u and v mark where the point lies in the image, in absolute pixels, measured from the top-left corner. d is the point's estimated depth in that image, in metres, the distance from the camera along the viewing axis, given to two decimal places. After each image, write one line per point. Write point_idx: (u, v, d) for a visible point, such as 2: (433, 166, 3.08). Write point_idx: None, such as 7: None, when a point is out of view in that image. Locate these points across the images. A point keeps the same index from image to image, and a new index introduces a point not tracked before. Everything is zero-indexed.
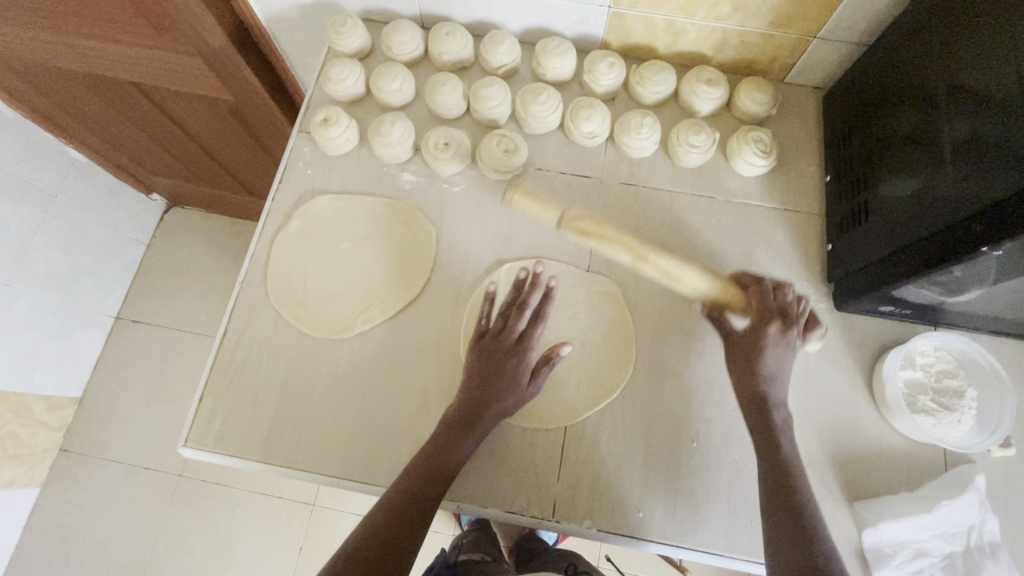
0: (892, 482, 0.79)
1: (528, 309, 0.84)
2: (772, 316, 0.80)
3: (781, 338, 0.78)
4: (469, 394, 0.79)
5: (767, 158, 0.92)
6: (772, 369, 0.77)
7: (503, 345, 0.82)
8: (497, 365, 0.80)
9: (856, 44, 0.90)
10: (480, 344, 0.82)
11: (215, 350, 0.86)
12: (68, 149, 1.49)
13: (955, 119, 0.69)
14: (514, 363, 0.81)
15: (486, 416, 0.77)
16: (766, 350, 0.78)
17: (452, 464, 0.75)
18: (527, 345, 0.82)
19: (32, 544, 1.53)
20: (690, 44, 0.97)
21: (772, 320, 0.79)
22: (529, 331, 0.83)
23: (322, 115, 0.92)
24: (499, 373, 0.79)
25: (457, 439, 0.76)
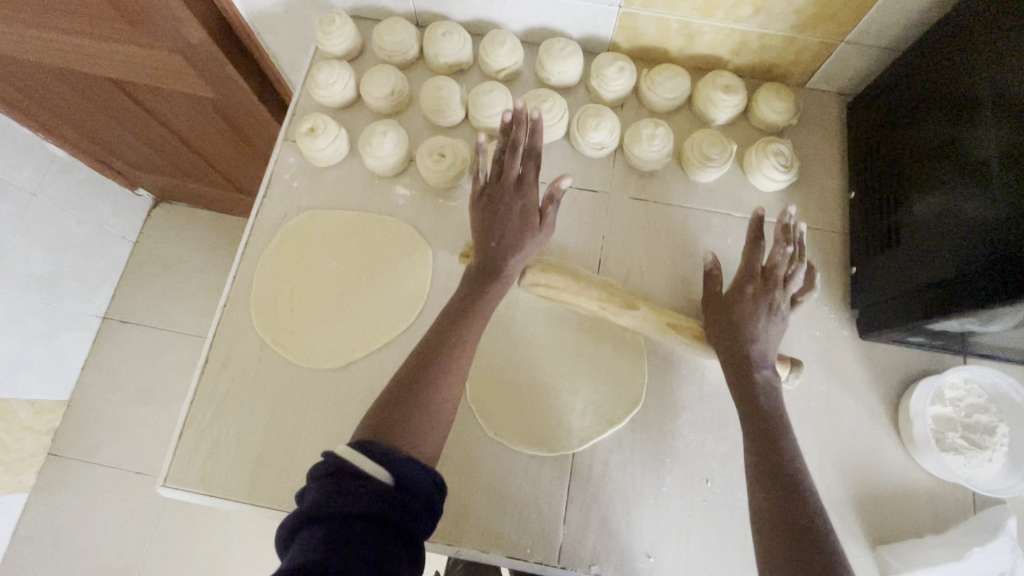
0: (916, 525, 0.74)
1: (522, 148, 0.74)
2: (759, 288, 0.71)
3: (766, 308, 0.70)
4: (484, 233, 0.73)
5: (788, 172, 0.85)
6: (760, 337, 0.70)
7: (505, 187, 0.74)
8: (504, 208, 0.73)
9: (884, 50, 0.84)
10: (480, 192, 0.74)
11: (195, 381, 0.80)
12: (47, 144, 1.40)
13: (994, 137, 0.63)
14: (520, 201, 0.73)
15: (509, 257, 0.72)
16: (750, 326, 0.70)
17: (483, 310, 0.69)
18: (528, 185, 0.74)
19: (21, 553, 1.44)
20: (705, 47, 0.90)
21: (756, 289, 0.71)
22: (526, 174, 0.74)
23: (308, 124, 0.85)
24: (508, 219, 0.73)
25: (484, 286, 0.70)
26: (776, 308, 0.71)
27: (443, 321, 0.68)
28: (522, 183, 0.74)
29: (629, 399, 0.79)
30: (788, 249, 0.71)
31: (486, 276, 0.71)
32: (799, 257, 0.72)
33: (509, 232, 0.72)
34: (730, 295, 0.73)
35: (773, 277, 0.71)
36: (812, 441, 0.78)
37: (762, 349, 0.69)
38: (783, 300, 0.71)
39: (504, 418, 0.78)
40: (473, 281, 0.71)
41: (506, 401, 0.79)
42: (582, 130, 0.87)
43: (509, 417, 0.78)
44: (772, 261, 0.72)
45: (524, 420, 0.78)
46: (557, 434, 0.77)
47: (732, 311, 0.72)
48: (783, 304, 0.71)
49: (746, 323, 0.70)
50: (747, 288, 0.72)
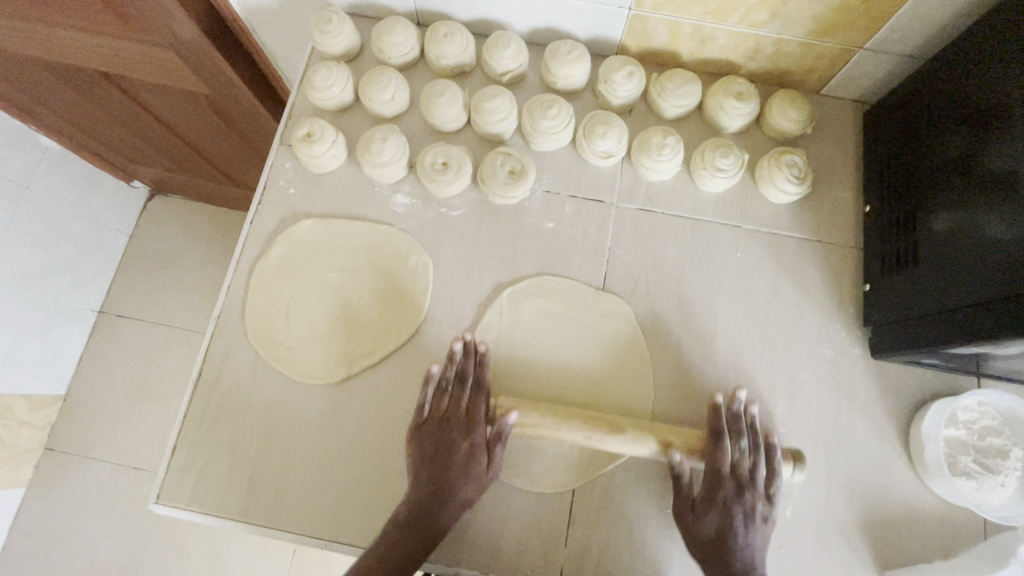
0: (925, 549, 0.73)
1: (471, 380, 0.74)
2: (724, 486, 0.68)
3: (740, 508, 0.68)
4: (428, 481, 0.69)
5: (801, 184, 0.82)
6: (743, 538, 0.67)
7: (455, 423, 0.72)
8: (452, 444, 0.70)
9: (905, 58, 0.80)
10: (429, 426, 0.72)
11: (190, 393, 0.78)
12: (39, 137, 1.36)
13: (1005, 152, 0.62)
14: (473, 441, 0.71)
15: (445, 511, 0.68)
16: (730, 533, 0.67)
17: (430, 542, 0.67)
18: (476, 422, 0.72)
19: (18, 549, 1.43)
20: (718, 52, 0.87)
21: (723, 486, 0.68)
22: (482, 379, 0.74)
23: (305, 129, 0.82)
24: (452, 457, 0.70)
25: (434, 508, 0.68)
26: (753, 512, 0.68)
27: (384, 551, 0.66)
28: (474, 394, 0.73)
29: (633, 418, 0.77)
30: (743, 445, 0.70)
31: (431, 518, 0.68)
32: (756, 447, 0.70)
33: (454, 464, 0.69)
34: (699, 499, 0.69)
35: (738, 473, 0.69)
36: (820, 462, 0.76)
37: (748, 560, 0.66)
38: (759, 501, 0.68)
39: (505, 437, 0.76)
40: (413, 520, 0.67)
41: None
42: (589, 138, 0.84)
43: (512, 437, 0.76)
44: (733, 459, 0.70)
45: (526, 441, 0.76)
46: (559, 456, 0.76)
47: (707, 520, 0.68)
48: (761, 504, 0.68)
49: (721, 531, 0.67)
50: (716, 489, 0.68)
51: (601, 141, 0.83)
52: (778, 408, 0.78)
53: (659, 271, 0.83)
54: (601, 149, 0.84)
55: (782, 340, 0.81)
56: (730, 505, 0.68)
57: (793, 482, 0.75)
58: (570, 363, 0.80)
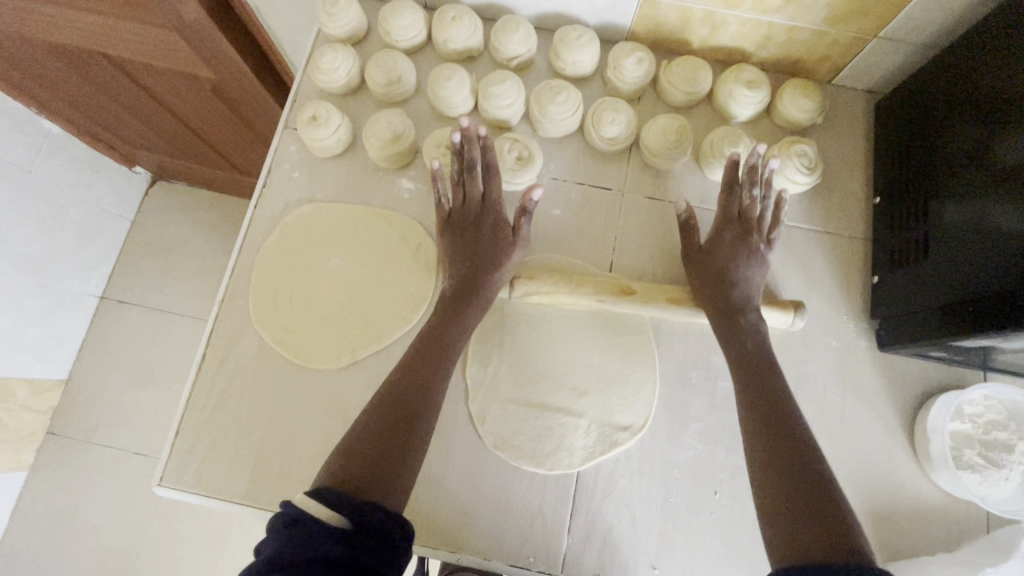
0: (928, 541, 0.73)
1: (482, 166, 0.76)
2: (732, 226, 0.75)
3: (747, 249, 0.74)
4: (462, 251, 0.75)
5: (811, 174, 0.81)
6: (744, 271, 0.73)
7: (474, 209, 0.77)
8: (479, 214, 0.76)
9: (920, 47, 0.79)
10: (454, 212, 0.77)
11: (193, 377, 0.78)
12: (41, 120, 1.35)
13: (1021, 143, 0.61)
14: (496, 217, 0.76)
15: (484, 280, 0.73)
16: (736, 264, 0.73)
17: (462, 322, 0.70)
18: (495, 201, 0.76)
19: (21, 530, 1.44)
20: (729, 39, 0.85)
21: (731, 228, 0.75)
22: (493, 184, 0.77)
23: (310, 111, 0.81)
24: (482, 231, 0.75)
25: (462, 302, 0.71)
26: (755, 248, 0.75)
27: (413, 366, 0.65)
28: (489, 177, 0.77)
29: (636, 407, 0.77)
30: (754, 190, 0.75)
31: (465, 282, 0.73)
32: (767, 187, 0.75)
33: (484, 242, 0.75)
34: (710, 242, 0.75)
35: (745, 219, 0.76)
36: (824, 454, 0.76)
37: (749, 280, 0.73)
38: (761, 243, 0.75)
39: (509, 425, 0.76)
40: (448, 302, 0.72)
41: (512, 407, 0.77)
42: (597, 125, 0.83)
43: (515, 425, 0.76)
44: (743, 199, 0.76)
45: (530, 429, 0.76)
46: (564, 445, 0.75)
47: (716, 262, 0.74)
48: (762, 245, 0.75)
49: (728, 268, 0.73)
50: (728, 232, 0.75)
51: (609, 128, 0.83)
52: None
53: (666, 261, 0.83)
54: (608, 137, 0.83)
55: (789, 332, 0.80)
56: (735, 241, 0.74)
57: None
58: (574, 353, 0.79)
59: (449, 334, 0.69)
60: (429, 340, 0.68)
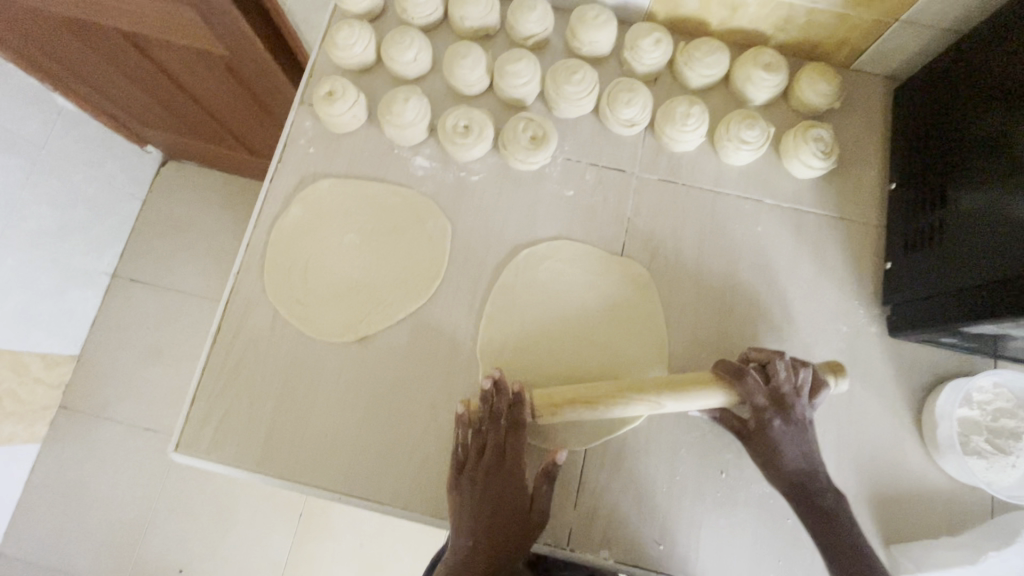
0: (932, 525, 0.73)
1: (504, 418, 0.71)
2: (768, 418, 0.68)
3: (792, 430, 0.68)
4: (482, 506, 0.69)
5: (826, 159, 0.81)
6: (796, 452, 0.68)
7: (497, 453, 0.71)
8: (496, 457, 0.70)
9: (942, 31, 0.78)
10: (472, 462, 0.71)
11: (207, 349, 0.79)
12: (55, 96, 1.36)
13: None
14: (516, 443, 0.71)
15: (524, 525, 0.69)
16: (788, 454, 0.68)
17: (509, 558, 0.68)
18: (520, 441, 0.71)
19: (35, 500, 1.47)
20: (748, 21, 0.85)
21: (770, 424, 0.68)
22: (513, 404, 0.71)
23: (327, 87, 0.81)
24: (513, 482, 0.70)
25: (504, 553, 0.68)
26: (802, 420, 0.69)
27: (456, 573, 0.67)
28: (510, 409, 0.71)
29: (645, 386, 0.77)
30: (784, 370, 0.68)
31: (500, 519, 0.68)
32: (794, 369, 0.69)
33: (502, 477, 0.70)
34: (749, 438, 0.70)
35: (787, 408, 0.68)
36: (831, 438, 0.76)
37: (800, 456, 0.68)
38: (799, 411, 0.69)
39: None
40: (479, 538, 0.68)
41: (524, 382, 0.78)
42: (613, 105, 0.82)
43: None
44: (776, 378, 0.68)
45: None
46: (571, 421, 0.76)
47: (756, 452, 0.69)
48: (807, 411, 0.69)
49: (783, 473, 0.67)
50: (767, 420, 0.68)
51: (625, 109, 0.82)
52: None
53: (678, 243, 0.83)
54: (625, 118, 0.83)
55: (799, 317, 0.80)
56: (784, 431, 0.68)
57: None
58: (583, 331, 0.80)
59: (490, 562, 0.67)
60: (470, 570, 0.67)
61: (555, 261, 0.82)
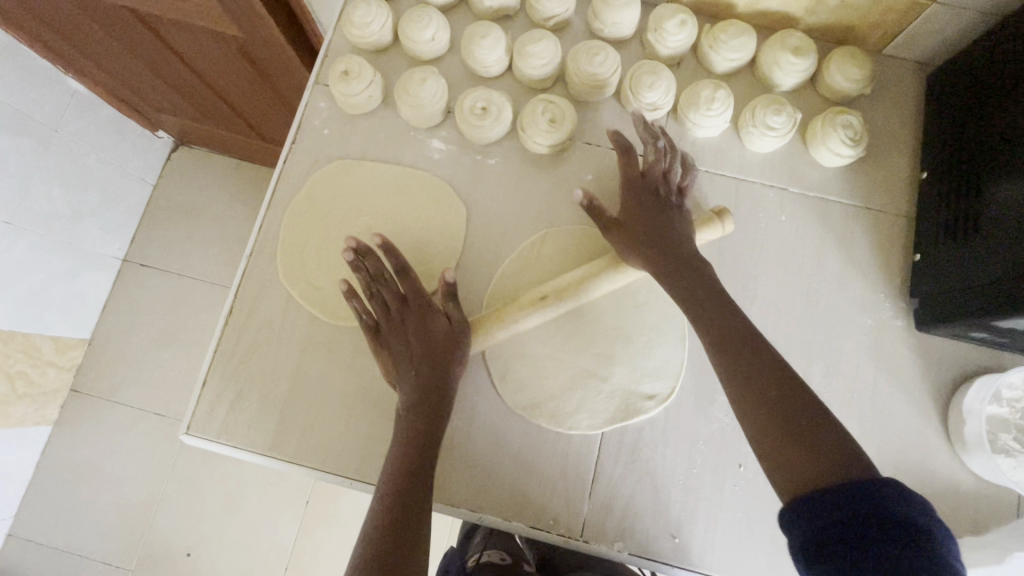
0: (957, 525, 0.72)
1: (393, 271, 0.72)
2: (650, 191, 0.72)
3: (668, 209, 0.72)
4: (405, 351, 0.69)
5: (856, 147, 0.78)
6: (679, 229, 0.70)
7: (394, 306, 0.71)
8: (397, 306, 0.71)
9: (982, 14, 0.75)
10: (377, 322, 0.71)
11: (219, 332, 0.78)
12: (67, 78, 1.35)
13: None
14: (413, 289, 0.71)
15: (436, 370, 0.67)
16: (669, 224, 0.70)
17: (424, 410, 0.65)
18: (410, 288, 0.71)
19: (47, 482, 1.48)
20: (777, 3, 0.82)
21: (646, 191, 0.72)
22: (391, 252, 0.72)
23: (342, 66, 0.80)
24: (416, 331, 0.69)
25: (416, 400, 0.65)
26: (675, 201, 0.73)
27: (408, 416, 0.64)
28: (386, 261, 0.72)
29: (664, 376, 0.76)
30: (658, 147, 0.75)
31: (421, 352, 0.67)
32: (669, 148, 0.75)
33: (414, 320, 0.70)
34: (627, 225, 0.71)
35: (659, 187, 0.73)
36: (854, 433, 0.74)
37: (682, 230, 0.70)
38: (675, 195, 0.73)
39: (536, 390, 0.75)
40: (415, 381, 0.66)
41: (539, 370, 0.76)
42: (636, 88, 0.80)
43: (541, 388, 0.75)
44: (646, 161, 0.74)
45: (555, 391, 0.75)
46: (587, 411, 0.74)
47: (638, 231, 0.70)
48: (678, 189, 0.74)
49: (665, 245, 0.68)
50: (645, 201, 0.72)
51: (649, 92, 0.80)
52: (814, 375, 0.76)
53: None
54: (648, 102, 0.81)
55: (823, 309, 0.78)
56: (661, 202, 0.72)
57: None
58: (602, 317, 0.78)
59: (433, 397, 0.66)
60: (417, 404, 0.65)
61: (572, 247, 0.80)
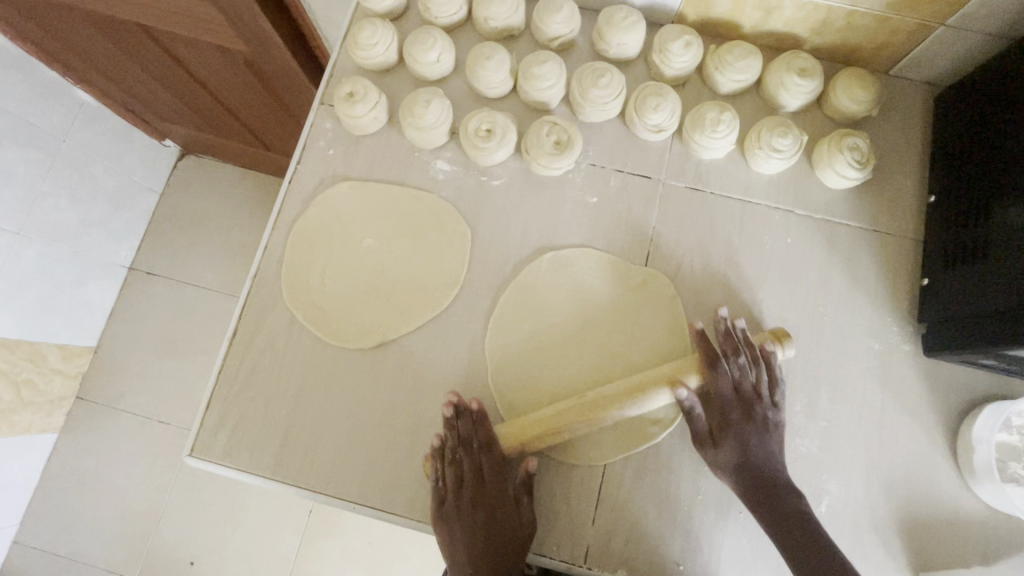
0: (965, 554, 0.71)
1: (477, 443, 0.71)
2: (735, 394, 0.69)
3: (754, 427, 0.68)
4: (469, 522, 0.69)
5: (862, 169, 0.78)
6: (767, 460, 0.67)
7: (470, 478, 0.70)
8: (476, 481, 0.70)
9: (990, 37, 0.74)
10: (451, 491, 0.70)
11: (223, 350, 0.78)
12: (76, 90, 1.36)
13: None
14: (494, 464, 0.70)
15: (495, 565, 0.67)
16: (751, 439, 0.68)
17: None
18: (499, 472, 0.70)
19: (51, 489, 1.49)
20: (783, 24, 0.81)
21: (739, 411, 0.68)
22: (489, 430, 0.71)
23: (347, 87, 0.80)
24: (490, 508, 0.69)
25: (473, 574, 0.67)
26: (764, 420, 0.69)
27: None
28: (476, 431, 0.71)
29: (668, 401, 0.75)
30: (743, 359, 0.70)
31: (495, 538, 0.68)
32: (757, 353, 0.71)
33: (490, 495, 0.69)
34: (715, 426, 0.69)
35: (748, 394, 0.69)
36: (860, 459, 0.74)
37: (772, 458, 0.67)
38: (769, 411, 0.69)
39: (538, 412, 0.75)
40: (481, 565, 0.67)
41: (541, 390, 0.76)
42: (640, 109, 0.80)
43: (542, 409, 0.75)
44: (734, 368, 0.70)
45: None
46: (590, 433, 0.74)
47: (730, 446, 0.67)
48: (770, 412, 0.69)
49: (743, 459, 0.67)
50: (729, 411, 0.69)
51: (654, 114, 0.80)
52: (820, 400, 0.75)
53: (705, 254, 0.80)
54: (653, 123, 0.80)
55: (828, 332, 0.78)
56: (740, 413, 0.69)
57: (830, 476, 0.73)
58: (605, 341, 0.77)
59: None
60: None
61: (573, 268, 0.80)
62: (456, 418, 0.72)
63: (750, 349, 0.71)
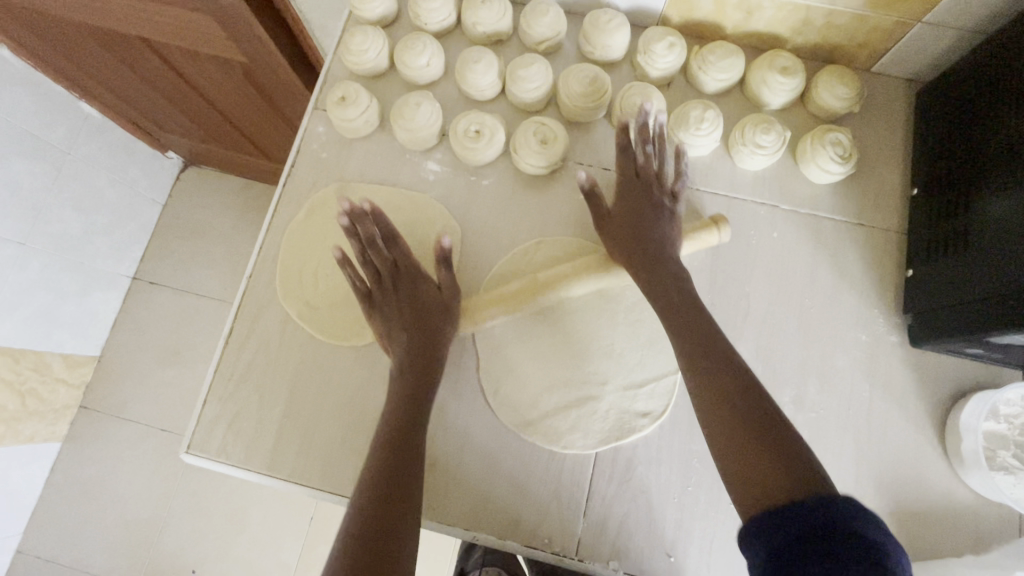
0: (957, 544, 0.71)
1: (378, 237, 0.76)
2: (639, 184, 0.75)
3: (654, 205, 0.74)
4: (394, 313, 0.73)
5: (845, 164, 0.79)
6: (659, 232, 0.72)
7: (385, 277, 0.75)
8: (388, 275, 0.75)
9: (966, 32, 0.76)
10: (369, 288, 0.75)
11: (220, 349, 0.80)
12: (80, 103, 1.39)
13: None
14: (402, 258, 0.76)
15: (422, 349, 0.71)
16: (650, 218, 0.73)
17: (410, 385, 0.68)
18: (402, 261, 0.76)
19: (55, 498, 1.50)
20: (764, 24, 0.83)
21: (639, 194, 0.74)
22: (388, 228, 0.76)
23: (340, 92, 0.82)
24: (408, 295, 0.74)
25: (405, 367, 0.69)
26: (663, 207, 0.74)
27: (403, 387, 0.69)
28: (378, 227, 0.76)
29: (658, 395, 0.76)
30: (649, 147, 0.76)
31: (415, 330, 0.72)
32: (660, 145, 0.76)
33: (405, 283, 0.75)
34: (618, 210, 0.75)
35: (649, 179, 0.75)
36: (850, 450, 0.74)
37: (664, 235, 0.72)
38: (667, 196, 0.75)
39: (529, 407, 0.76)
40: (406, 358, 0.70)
41: (532, 385, 0.77)
42: (625, 107, 0.82)
43: (534, 403, 0.76)
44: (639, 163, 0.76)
45: (546, 408, 0.76)
46: (581, 427, 0.75)
47: (627, 223, 0.73)
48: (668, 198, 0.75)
49: (641, 231, 0.72)
50: (635, 193, 0.75)
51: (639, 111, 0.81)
52: (809, 392, 0.76)
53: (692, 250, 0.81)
54: (639, 121, 0.82)
55: (815, 325, 0.78)
56: (647, 196, 0.75)
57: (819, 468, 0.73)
58: (602, 339, 0.78)
59: (421, 373, 0.70)
60: (411, 383, 0.69)
61: (561, 263, 0.81)
62: (354, 223, 0.74)
63: (659, 144, 0.77)
